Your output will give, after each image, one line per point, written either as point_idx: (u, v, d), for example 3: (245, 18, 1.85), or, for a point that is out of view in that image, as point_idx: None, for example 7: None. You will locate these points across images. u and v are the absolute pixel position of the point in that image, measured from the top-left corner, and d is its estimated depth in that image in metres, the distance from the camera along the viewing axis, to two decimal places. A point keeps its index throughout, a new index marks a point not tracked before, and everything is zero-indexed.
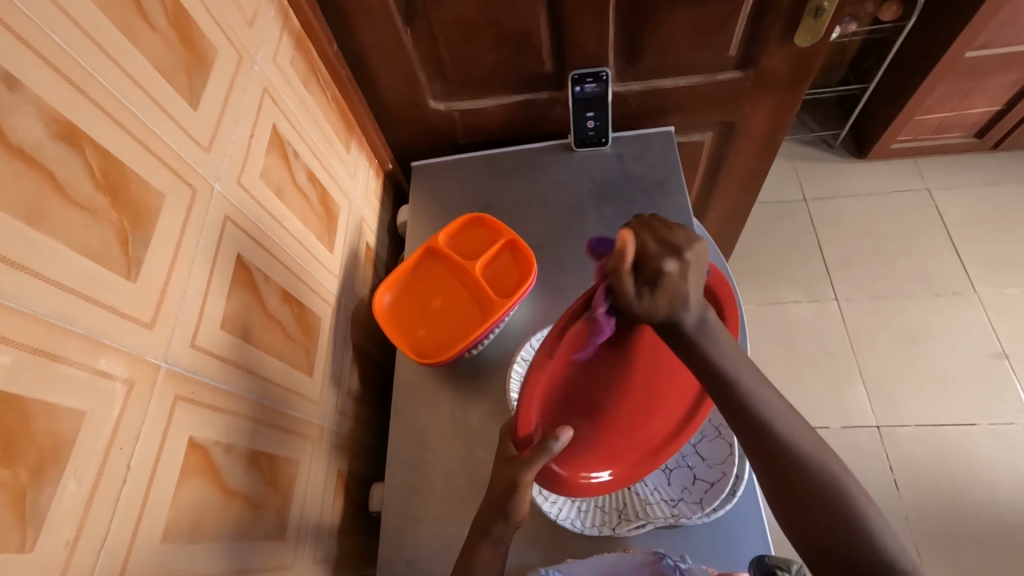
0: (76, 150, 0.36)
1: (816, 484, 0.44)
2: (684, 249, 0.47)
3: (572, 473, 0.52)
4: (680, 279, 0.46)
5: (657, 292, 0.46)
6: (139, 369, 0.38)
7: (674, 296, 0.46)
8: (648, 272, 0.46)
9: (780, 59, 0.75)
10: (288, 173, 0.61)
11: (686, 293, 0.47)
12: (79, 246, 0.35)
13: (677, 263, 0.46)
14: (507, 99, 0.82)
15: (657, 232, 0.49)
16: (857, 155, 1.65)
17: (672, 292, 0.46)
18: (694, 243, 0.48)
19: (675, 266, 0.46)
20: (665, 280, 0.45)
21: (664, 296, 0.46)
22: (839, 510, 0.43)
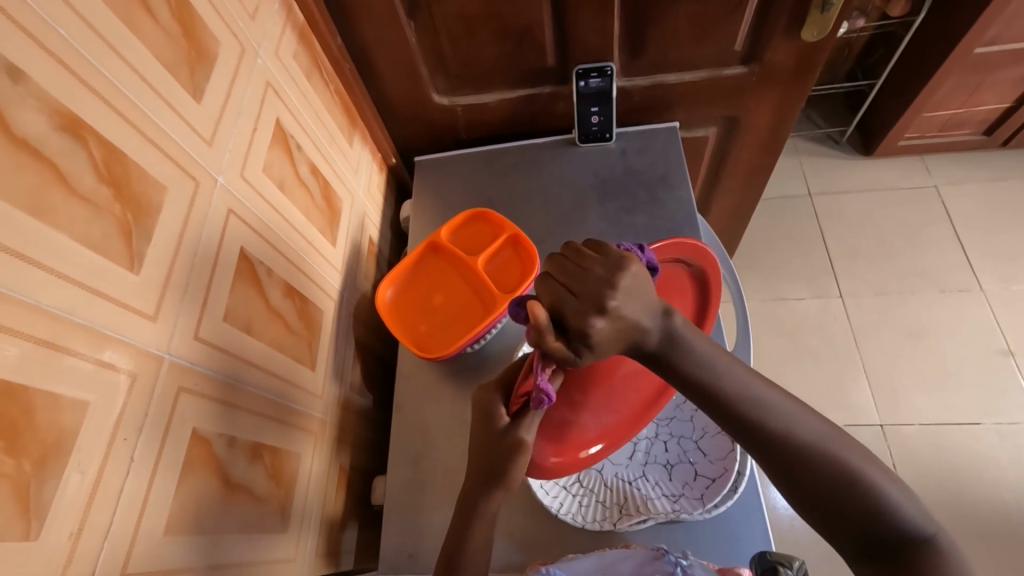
0: (78, 143, 0.36)
1: (841, 495, 0.40)
2: (606, 294, 0.38)
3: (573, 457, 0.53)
4: (614, 327, 0.38)
5: (593, 349, 0.39)
6: (143, 361, 0.38)
7: (618, 340, 0.39)
8: (572, 334, 0.39)
9: (786, 52, 0.75)
10: (290, 167, 0.61)
11: (632, 327, 0.39)
12: (82, 238, 0.35)
13: (602, 316, 0.38)
14: (510, 94, 0.82)
15: (567, 279, 0.40)
16: (864, 151, 1.64)
17: (615, 337, 0.39)
18: (616, 276, 0.40)
19: (600, 319, 0.38)
20: (594, 337, 0.38)
21: (608, 345, 0.39)
22: (858, 498, 0.40)
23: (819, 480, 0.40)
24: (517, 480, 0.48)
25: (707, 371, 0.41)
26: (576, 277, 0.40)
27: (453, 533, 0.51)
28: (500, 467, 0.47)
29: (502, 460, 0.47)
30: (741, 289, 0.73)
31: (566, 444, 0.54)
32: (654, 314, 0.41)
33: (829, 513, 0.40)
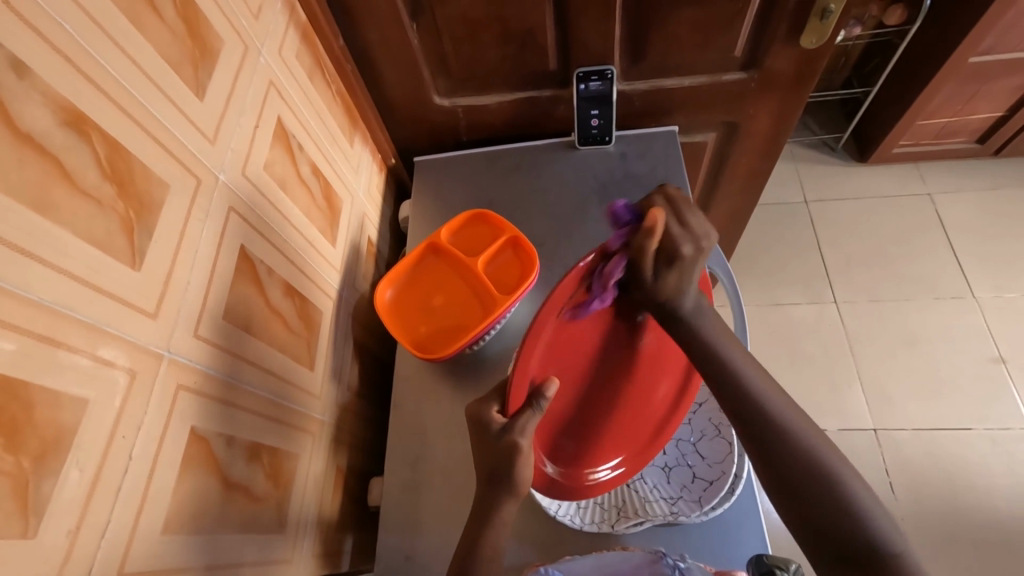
0: (82, 138, 0.35)
1: (812, 483, 0.42)
2: (703, 237, 0.47)
3: (580, 478, 0.53)
4: (690, 261, 0.46)
5: (662, 279, 0.47)
6: (142, 359, 0.38)
7: (675, 293, 0.47)
8: (669, 249, 0.46)
9: (786, 59, 0.75)
10: (291, 165, 0.61)
11: (689, 282, 0.47)
12: (82, 235, 0.35)
13: (695, 252, 0.47)
14: (511, 96, 0.82)
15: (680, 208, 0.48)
16: (859, 158, 1.66)
17: (676, 285, 0.47)
18: (712, 234, 0.47)
19: (689, 258, 0.46)
20: (678, 259, 0.46)
21: (671, 290, 0.47)
22: (828, 489, 0.42)
23: (803, 467, 0.43)
24: (524, 481, 0.48)
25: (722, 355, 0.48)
26: (682, 214, 0.47)
27: (460, 540, 0.51)
28: (501, 467, 0.47)
29: (503, 460, 0.47)
30: (739, 292, 0.74)
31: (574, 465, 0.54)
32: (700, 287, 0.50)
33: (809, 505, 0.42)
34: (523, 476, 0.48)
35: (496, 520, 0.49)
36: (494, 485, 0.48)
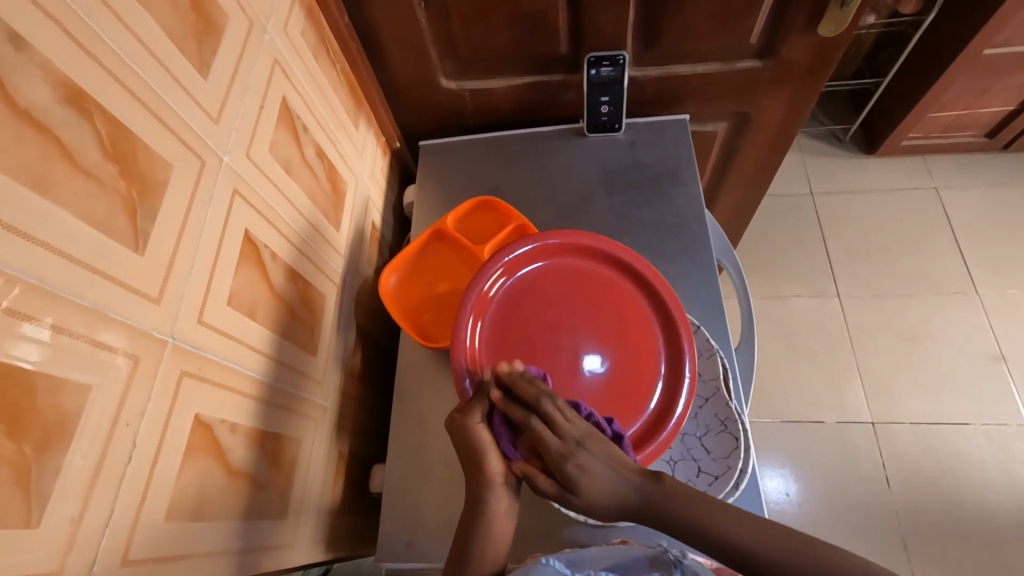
0: (82, 114, 0.34)
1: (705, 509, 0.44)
2: (559, 422, 0.49)
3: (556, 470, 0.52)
4: (569, 447, 0.48)
5: (579, 488, 0.47)
6: (145, 345, 0.37)
7: (602, 491, 0.47)
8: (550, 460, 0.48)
9: (802, 48, 0.74)
10: (296, 147, 0.59)
11: (597, 479, 0.47)
12: (85, 217, 0.34)
13: (569, 442, 0.48)
14: (520, 80, 0.81)
15: (523, 394, 0.50)
16: (866, 151, 1.64)
17: (586, 488, 0.47)
18: (565, 412, 0.50)
19: (572, 447, 0.48)
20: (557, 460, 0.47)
21: (595, 495, 0.47)
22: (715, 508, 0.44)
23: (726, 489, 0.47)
24: (496, 468, 0.49)
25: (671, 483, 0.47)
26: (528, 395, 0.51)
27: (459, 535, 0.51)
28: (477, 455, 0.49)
29: (467, 445, 0.50)
30: (748, 289, 0.74)
31: None
32: (623, 467, 0.47)
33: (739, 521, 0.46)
34: (492, 465, 0.49)
35: (488, 513, 0.49)
36: (475, 477, 0.50)
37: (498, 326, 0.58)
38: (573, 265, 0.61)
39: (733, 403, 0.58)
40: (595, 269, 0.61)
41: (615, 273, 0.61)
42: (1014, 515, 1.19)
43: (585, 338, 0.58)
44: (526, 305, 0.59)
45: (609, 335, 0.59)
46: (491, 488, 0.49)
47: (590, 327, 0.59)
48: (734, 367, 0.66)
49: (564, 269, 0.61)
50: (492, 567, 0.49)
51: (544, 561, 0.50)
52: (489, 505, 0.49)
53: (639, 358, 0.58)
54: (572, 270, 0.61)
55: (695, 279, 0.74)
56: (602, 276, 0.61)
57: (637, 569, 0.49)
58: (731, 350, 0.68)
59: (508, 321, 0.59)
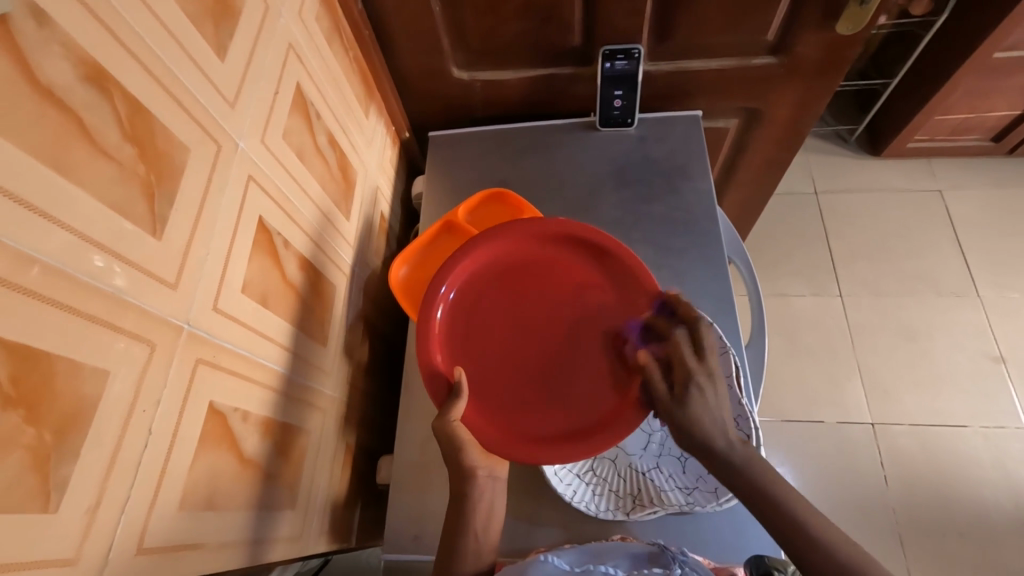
0: (104, 95, 0.33)
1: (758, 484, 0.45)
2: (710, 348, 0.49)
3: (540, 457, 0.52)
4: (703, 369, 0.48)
5: (687, 408, 0.47)
6: (161, 332, 0.37)
7: (704, 425, 0.46)
8: (675, 371, 0.49)
9: (818, 45, 0.74)
10: (308, 135, 0.58)
11: (716, 411, 0.47)
12: (103, 199, 0.33)
13: (705, 368, 0.48)
14: (532, 72, 0.80)
15: (659, 329, 0.53)
16: (871, 151, 1.64)
17: (694, 409, 0.47)
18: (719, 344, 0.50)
19: (706, 374, 0.48)
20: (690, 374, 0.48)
21: (698, 420, 0.47)
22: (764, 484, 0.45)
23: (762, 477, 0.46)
24: (478, 463, 0.55)
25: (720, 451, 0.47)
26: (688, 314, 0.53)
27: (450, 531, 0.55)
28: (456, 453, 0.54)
29: (451, 444, 0.53)
30: (758, 286, 0.74)
31: (518, 439, 0.53)
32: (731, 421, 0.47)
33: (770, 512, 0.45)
34: (474, 460, 0.54)
35: (471, 505, 0.54)
36: (462, 473, 0.55)
37: (461, 321, 0.57)
38: (536, 248, 0.59)
39: (745, 401, 0.58)
40: (557, 251, 0.59)
41: (579, 253, 0.59)
42: (1009, 516, 1.20)
43: (546, 319, 0.58)
44: (486, 294, 0.58)
45: (572, 315, 0.58)
46: (474, 482, 0.54)
47: (550, 307, 0.58)
48: (743, 364, 0.66)
49: (527, 254, 0.59)
50: (475, 562, 0.54)
51: (544, 557, 0.50)
52: (472, 499, 0.54)
53: (608, 336, 0.56)
54: (535, 256, 0.59)
55: (705, 275, 0.73)
56: (562, 256, 0.59)
57: (637, 565, 0.49)
58: (742, 348, 0.67)
59: (467, 310, 0.58)
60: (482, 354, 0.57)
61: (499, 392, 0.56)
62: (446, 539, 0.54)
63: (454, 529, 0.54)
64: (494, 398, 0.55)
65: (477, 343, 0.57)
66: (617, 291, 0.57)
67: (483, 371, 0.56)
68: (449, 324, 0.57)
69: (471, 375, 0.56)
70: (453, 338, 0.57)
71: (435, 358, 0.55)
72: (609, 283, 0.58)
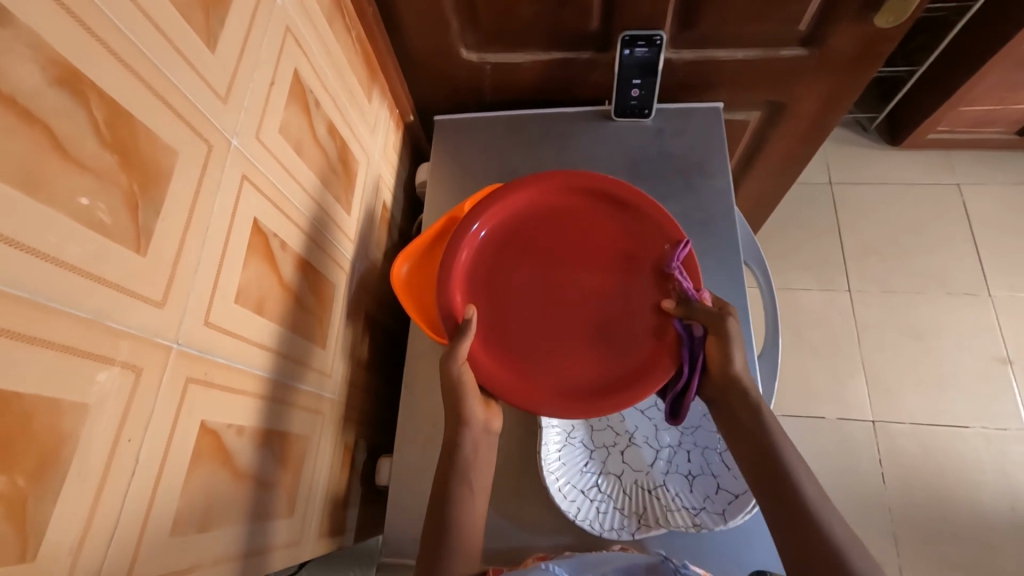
0: (78, 99, 0.30)
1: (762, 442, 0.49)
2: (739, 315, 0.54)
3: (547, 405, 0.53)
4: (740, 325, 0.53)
5: (735, 345, 0.50)
6: (148, 354, 0.34)
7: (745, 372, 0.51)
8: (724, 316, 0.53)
9: (852, 39, 0.69)
10: (307, 126, 0.55)
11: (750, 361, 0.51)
12: (79, 217, 0.30)
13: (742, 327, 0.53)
14: (546, 56, 0.75)
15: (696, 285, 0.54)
16: (890, 141, 1.58)
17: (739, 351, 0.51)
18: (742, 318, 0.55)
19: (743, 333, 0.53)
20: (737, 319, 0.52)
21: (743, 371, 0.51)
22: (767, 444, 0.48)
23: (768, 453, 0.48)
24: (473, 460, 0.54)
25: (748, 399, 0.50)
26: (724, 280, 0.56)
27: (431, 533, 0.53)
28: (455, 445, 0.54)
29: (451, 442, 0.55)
30: (774, 292, 0.72)
31: (526, 388, 0.54)
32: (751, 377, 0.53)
33: (788, 526, 0.45)
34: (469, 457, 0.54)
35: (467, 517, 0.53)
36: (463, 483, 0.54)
37: (479, 270, 0.58)
38: (562, 201, 0.59)
39: None
40: (580, 208, 0.58)
41: (602, 210, 0.58)
42: (1003, 516, 1.21)
43: (565, 272, 0.57)
44: (508, 243, 0.58)
45: (592, 269, 0.57)
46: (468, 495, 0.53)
47: (570, 260, 0.57)
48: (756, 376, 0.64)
49: (551, 210, 0.59)
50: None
51: (545, 567, 0.48)
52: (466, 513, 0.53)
53: (628, 293, 0.56)
54: (559, 209, 0.59)
55: (719, 280, 0.71)
56: (587, 209, 0.58)
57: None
58: (755, 360, 0.65)
59: (487, 259, 0.58)
60: (497, 305, 0.57)
61: (511, 339, 0.56)
62: (429, 536, 0.52)
63: (450, 535, 0.53)
64: (508, 351, 0.56)
65: (494, 291, 0.57)
66: (639, 248, 0.57)
67: (497, 319, 0.57)
68: (467, 272, 0.58)
69: (483, 323, 0.57)
70: (470, 287, 0.57)
71: (453, 303, 0.56)
72: (632, 241, 0.57)
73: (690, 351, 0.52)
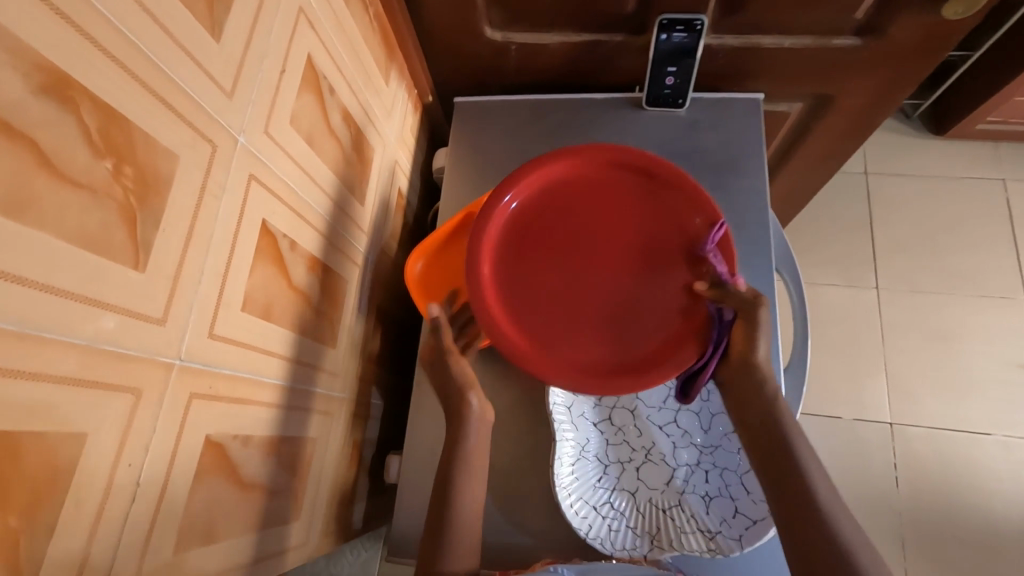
0: (67, 106, 0.27)
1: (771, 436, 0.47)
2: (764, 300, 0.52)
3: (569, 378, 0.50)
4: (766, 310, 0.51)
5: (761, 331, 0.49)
6: (148, 374, 0.32)
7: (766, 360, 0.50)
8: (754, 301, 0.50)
9: (914, 29, 0.63)
10: (320, 115, 0.51)
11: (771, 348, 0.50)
12: (70, 237, 0.28)
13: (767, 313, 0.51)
14: (576, 38, 0.70)
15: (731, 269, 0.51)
16: (933, 131, 1.49)
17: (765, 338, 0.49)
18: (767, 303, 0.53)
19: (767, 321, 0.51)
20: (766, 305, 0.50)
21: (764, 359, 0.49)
22: (776, 438, 0.47)
23: (778, 450, 0.47)
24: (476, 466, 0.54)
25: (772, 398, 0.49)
26: None
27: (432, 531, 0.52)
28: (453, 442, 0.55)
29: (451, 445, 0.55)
30: (806, 302, 0.68)
31: (548, 361, 0.51)
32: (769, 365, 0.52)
33: (792, 524, 0.44)
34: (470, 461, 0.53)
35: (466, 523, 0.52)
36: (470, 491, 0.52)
37: (504, 239, 0.54)
38: (595, 173, 0.55)
39: None
40: (614, 183, 0.55)
41: (636, 184, 0.54)
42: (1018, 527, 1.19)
43: (593, 245, 0.54)
44: (536, 213, 0.55)
45: (622, 244, 0.54)
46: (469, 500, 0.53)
47: (601, 233, 0.54)
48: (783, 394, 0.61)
49: (583, 183, 0.55)
50: None
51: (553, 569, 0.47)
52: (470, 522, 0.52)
53: (660, 271, 0.52)
54: (592, 182, 0.55)
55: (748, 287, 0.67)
56: (621, 183, 0.55)
57: None
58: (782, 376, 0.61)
59: (513, 228, 0.55)
60: (520, 276, 0.54)
61: (534, 311, 0.53)
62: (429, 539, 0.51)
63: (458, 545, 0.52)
64: (530, 323, 0.53)
65: (518, 261, 0.54)
66: (674, 226, 0.53)
67: (520, 289, 0.53)
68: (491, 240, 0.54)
69: (506, 292, 0.53)
70: (494, 256, 0.54)
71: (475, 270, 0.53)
72: (666, 220, 0.53)
73: (718, 334, 0.50)
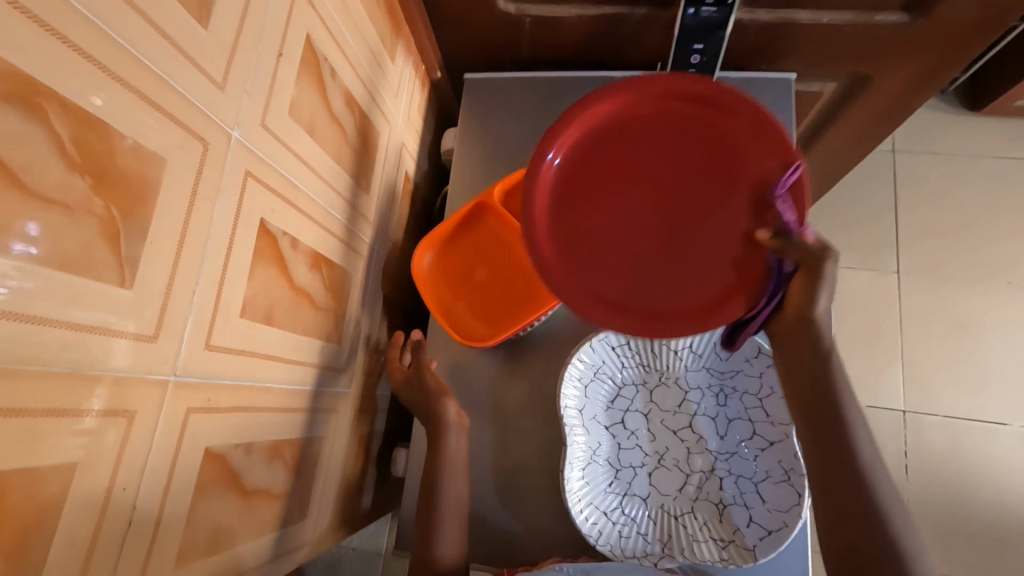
0: (34, 115, 0.24)
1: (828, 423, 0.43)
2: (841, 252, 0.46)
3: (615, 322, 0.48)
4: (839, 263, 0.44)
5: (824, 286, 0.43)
6: (141, 395, 0.31)
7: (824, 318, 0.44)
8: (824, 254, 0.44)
9: (969, 7, 0.57)
10: (321, 100, 0.48)
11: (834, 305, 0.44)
12: (44, 260, 0.25)
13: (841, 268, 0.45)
14: (595, 10, 0.63)
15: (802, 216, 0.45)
16: (969, 108, 1.41)
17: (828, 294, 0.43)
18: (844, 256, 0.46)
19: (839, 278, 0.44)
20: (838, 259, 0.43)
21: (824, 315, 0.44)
22: (832, 425, 0.43)
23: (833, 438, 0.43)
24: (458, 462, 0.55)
25: (830, 376, 0.44)
26: None
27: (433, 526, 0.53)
28: (449, 446, 0.56)
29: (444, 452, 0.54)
30: None
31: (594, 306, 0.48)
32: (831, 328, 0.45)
33: (846, 519, 0.41)
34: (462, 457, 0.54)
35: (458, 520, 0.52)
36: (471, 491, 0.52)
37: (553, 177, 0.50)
38: (658, 104, 0.49)
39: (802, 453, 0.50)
40: (676, 115, 0.49)
41: (703, 118, 0.48)
42: None
43: (648, 185, 0.49)
44: (590, 148, 0.49)
45: (680, 183, 0.49)
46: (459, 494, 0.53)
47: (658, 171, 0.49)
48: None
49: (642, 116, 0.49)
50: None
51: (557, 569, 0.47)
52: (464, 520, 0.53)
53: (721, 215, 0.48)
54: (653, 114, 0.49)
55: None
56: (685, 116, 0.49)
57: None
58: None
59: (564, 164, 0.50)
60: (567, 217, 0.50)
61: (581, 253, 0.50)
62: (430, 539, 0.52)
63: None
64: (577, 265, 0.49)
65: (568, 200, 0.50)
66: (741, 166, 0.48)
67: (568, 230, 0.50)
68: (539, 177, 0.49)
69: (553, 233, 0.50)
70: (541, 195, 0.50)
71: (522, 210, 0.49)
72: (732, 160, 0.48)
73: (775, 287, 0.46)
